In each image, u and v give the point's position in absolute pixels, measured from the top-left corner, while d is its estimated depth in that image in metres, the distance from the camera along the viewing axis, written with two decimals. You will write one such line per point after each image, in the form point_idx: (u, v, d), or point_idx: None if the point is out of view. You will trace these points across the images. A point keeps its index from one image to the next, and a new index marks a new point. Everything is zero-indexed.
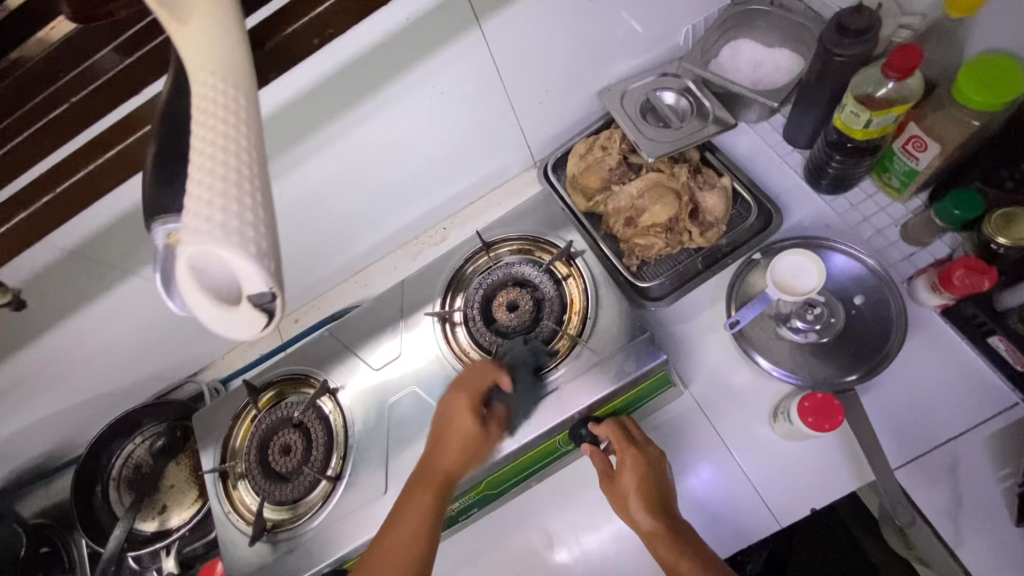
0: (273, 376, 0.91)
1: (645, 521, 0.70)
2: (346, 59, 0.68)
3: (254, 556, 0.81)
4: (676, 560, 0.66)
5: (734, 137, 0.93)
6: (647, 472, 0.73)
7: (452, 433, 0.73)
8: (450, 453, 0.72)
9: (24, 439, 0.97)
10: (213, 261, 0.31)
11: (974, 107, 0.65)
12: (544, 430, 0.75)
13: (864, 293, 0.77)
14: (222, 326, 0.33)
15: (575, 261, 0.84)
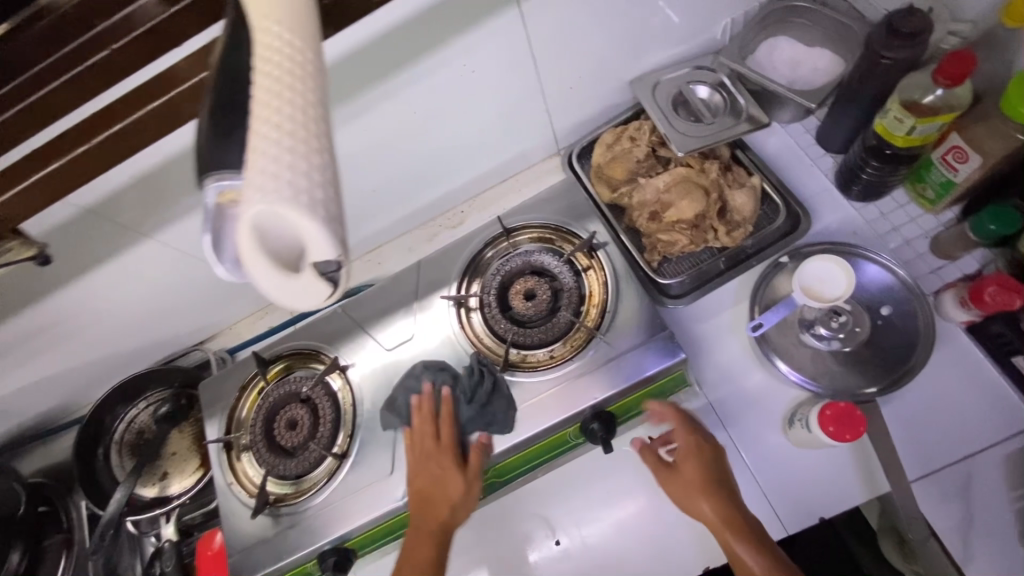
0: (282, 350, 0.90)
1: (706, 510, 0.70)
2: (377, 32, 0.66)
3: (255, 529, 0.81)
4: (750, 553, 0.66)
5: (765, 137, 0.91)
6: (708, 461, 0.72)
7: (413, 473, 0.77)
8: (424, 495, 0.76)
9: (27, 397, 0.97)
10: (275, 224, 0.30)
11: (1022, 121, 0.63)
12: (548, 425, 0.75)
13: (892, 304, 0.76)
14: (284, 294, 0.33)
15: (597, 253, 0.82)
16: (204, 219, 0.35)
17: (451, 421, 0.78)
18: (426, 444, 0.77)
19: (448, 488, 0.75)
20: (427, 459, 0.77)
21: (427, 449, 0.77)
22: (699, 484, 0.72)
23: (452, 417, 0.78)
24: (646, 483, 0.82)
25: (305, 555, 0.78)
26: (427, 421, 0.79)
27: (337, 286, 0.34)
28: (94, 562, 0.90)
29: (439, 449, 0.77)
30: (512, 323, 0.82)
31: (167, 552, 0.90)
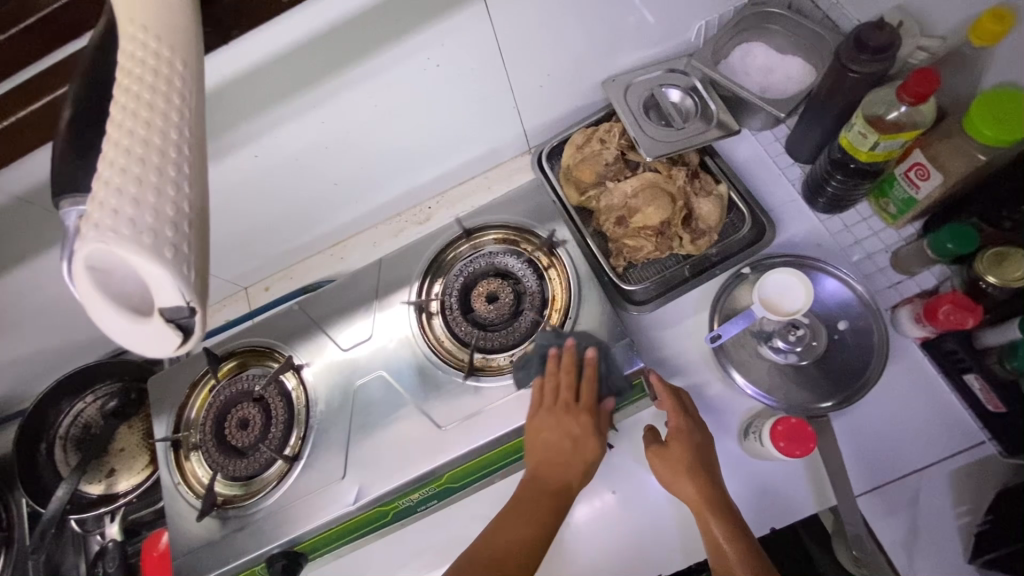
0: (236, 346, 0.88)
1: (690, 491, 0.70)
2: (312, 31, 0.63)
3: (201, 531, 0.79)
4: (724, 533, 0.66)
5: (735, 143, 0.91)
6: (693, 442, 0.72)
7: (544, 431, 0.72)
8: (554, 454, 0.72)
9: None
10: (114, 267, 0.32)
11: (984, 141, 0.63)
12: (497, 435, 0.74)
13: (848, 319, 0.76)
14: (131, 337, 0.34)
15: (557, 251, 0.81)
16: (64, 244, 0.35)
17: (595, 386, 0.73)
18: (568, 403, 0.73)
19: (584, 449, 0.73)
20: (568, 419, 0.72)
21: (565, 406, 0.73)
22: (683, 465, 0.71)
23: (596, 382, 0.74)
24: (604, 488, 0.80)
25: (253, 559, 0.76)
26: (569, 379, 0.73)
27: (189, 334, 0.35)
28: (33, 561, 0.87)
29: (579, 408, 0.73)
30: (473, 326, 0.80)
31: (110, 552, 0.87)
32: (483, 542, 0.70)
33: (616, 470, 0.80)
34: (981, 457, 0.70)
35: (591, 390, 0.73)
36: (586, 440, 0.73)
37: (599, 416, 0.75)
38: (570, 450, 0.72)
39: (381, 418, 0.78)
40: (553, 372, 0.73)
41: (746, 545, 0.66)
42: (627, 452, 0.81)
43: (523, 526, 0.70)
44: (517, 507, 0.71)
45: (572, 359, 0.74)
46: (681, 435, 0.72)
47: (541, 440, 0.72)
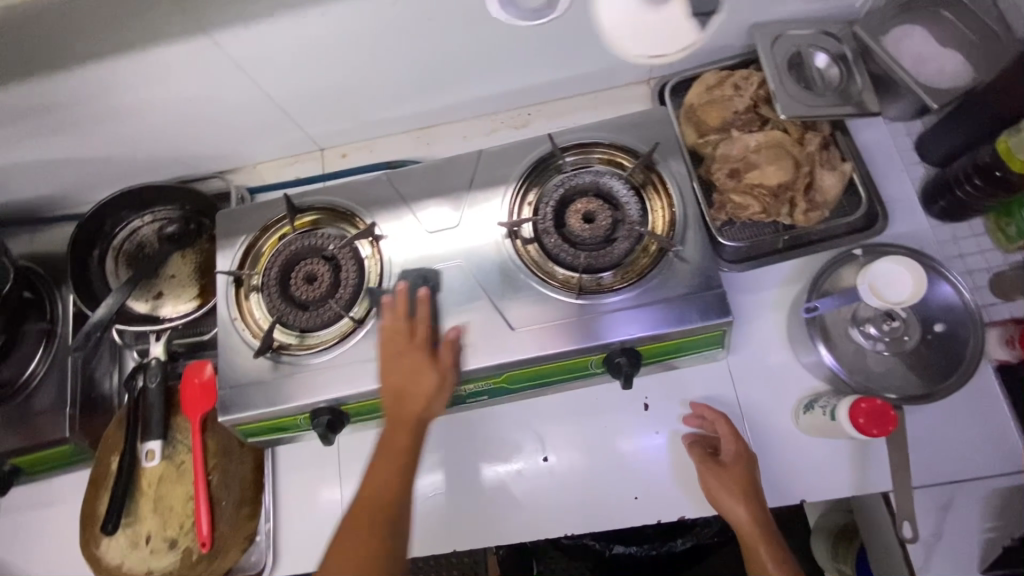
0: (317, 200, 0.86)
1: (742, 513, 0.70)
2: None
3: (252, 370, 0.79)
4: (772, 562, 0.67)
5: (864, 128, 0.87)
6: (746, 468, 0.73)
7: (393, 368, 0.74)
8: (406, 388, 0.73)
9: (38, 170, 0.93)
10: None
11: None
12: (565, 350, 0.73)
13: (946, 321, 0.69)
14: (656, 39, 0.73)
15: (655, 170, 0.79)
16: None
17: (424, 339, 0.74)
18: (414, 331, 0.75)
19: (419, 383, 0.73)
20: (416, 359, 0.73)
21: (403, 347, 0.74)
22: (737, 485, 0.72)
23: (432, 327, 0.76)
24: (649, 429, 0.81)
25: (298, 408, 0.77)
26: (401, 320, 0.76)
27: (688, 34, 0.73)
28: (72, 359, 0.86)
29: (417, 348, 0.74)
30: (563, 241, 0.78)
31: (154, 368, 0.85)
32: (357, 498, 0.73)
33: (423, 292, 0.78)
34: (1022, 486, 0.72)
35: (426, 324, 0.76)
36: (436, 385, 0.73)
37: (433, 349, 0.75)
38: (420, 394, 0.73)
39: (452, 305, 0.77)
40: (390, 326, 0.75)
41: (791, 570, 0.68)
42: (669, 402, 0.81)
43: (389, 470, 0.72)
44: (379, 459, 0.73)
45: (426, 307, 0.76)
46: (738, 457, 0.73)
47: (399, 375, 0.73)
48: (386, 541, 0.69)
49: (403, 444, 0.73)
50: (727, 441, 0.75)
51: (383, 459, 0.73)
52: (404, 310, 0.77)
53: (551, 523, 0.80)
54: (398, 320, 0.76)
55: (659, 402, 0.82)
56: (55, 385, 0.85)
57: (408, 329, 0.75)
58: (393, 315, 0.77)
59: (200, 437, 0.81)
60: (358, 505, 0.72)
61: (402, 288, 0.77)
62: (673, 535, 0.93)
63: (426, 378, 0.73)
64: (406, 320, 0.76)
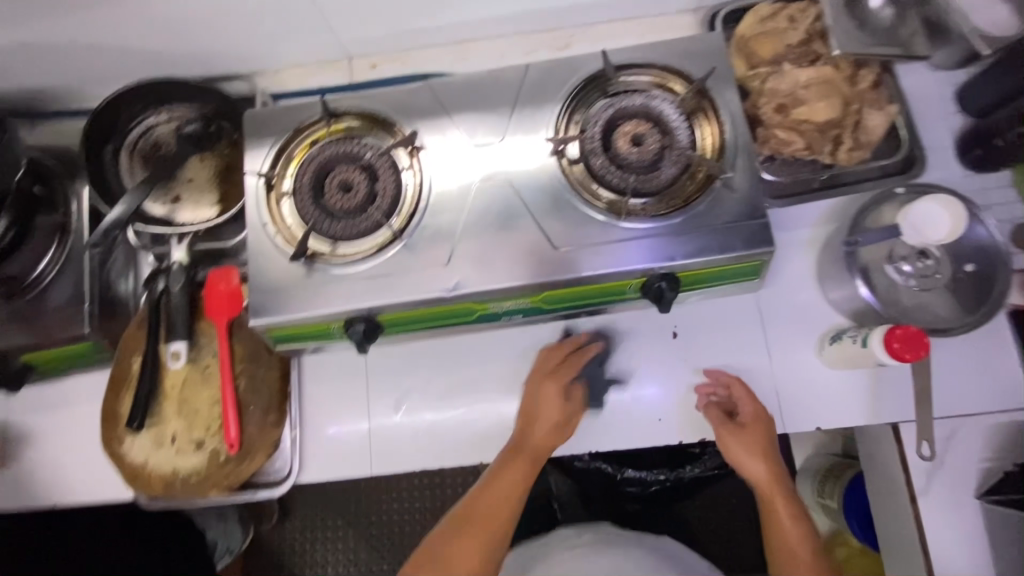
0: (354, 106, 0.82)
1: (760, 472, 0.75)
2: None
3: (285, 276, 0.77)
4: (789, 521, 0.73)
5: (907, 74, 0.87)
6: (765, 431, 0.76)
7: (533, 397, 0.79)
8: (540, 422, 0.77)
9: (48, 55, 0.86)
10: None
11: None
12: (609, 272, 0.74)
13: (976, 262, 0.71)
14: None
15: (707, 98, 0.78)
16: None
17: (569, 376, 0.80)
18: (564, 369, 0.81)
19: (552, 413, 0.78)
20: (554, 393, 0.78)
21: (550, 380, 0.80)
22: (759, 445, 0.76)
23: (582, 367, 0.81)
24: (676, 356, 0.83)
25: (333, 315, 0.76)
26: (558, 357, 0.81)
27: None
28: (89, 256, 0.83)
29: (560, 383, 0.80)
30: (610, 163, 0.77)
31: (177, 272, 0.81)
32: (457, 506, 0.74)
33: (476, 213, 0.77)
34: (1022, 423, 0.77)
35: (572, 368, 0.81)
36: (565, 415, 0.78)
37: (573, 392, 0.80)
38: (541, 421, 0.77)
39: (495, 221, 0.76)
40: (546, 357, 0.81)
41: (808, 528, 0.73)
42: (696, 332, 0.83)
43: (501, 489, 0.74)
44: (493, 479, 0.75)
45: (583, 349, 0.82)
46: (757, 419, 0.76)
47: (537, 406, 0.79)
48: (490, 552, 0.71)
49: (522, 468, 0.75)
50: (746, 404, 0.77)
51: (500, 479, 0.74)
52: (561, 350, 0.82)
53: (576, 441, 0.83)
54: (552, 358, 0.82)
55: (689, 331, 0.84)
56: (72, 283, 0.82)
57: (559, 368, 0.81)
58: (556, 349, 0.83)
59: (226, 341, 0.79)
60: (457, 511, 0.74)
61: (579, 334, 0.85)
62: (682, 462, 0.99)
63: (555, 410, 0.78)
64: (558, 359, 0.81)
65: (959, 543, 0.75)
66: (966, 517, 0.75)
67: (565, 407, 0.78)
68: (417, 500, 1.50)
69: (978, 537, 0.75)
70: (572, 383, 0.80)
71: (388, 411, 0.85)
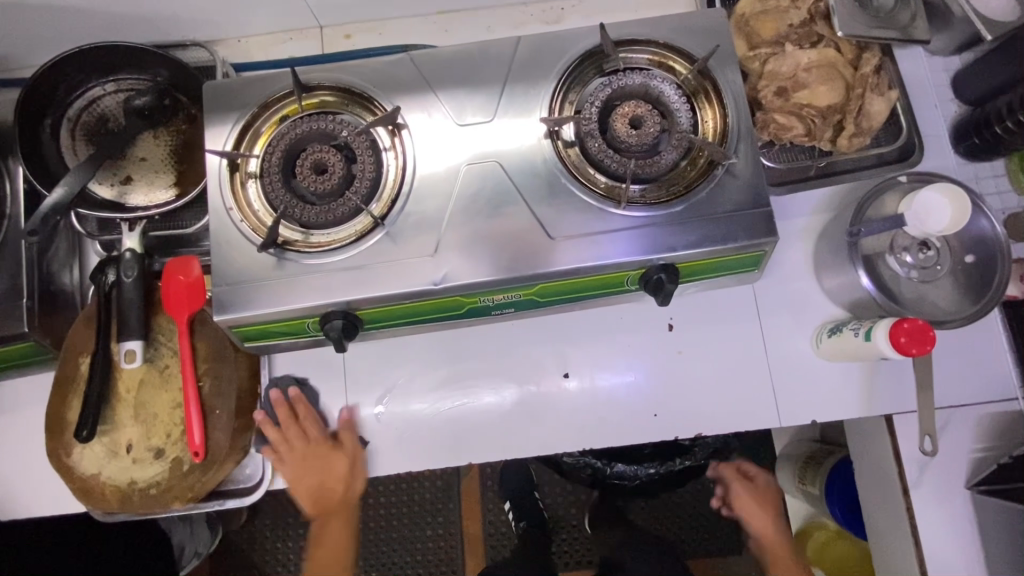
0: (328, 79, 0.75)
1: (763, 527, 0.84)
2: None
3: (253, 267, 0.70)
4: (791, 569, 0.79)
5: (905, 59, 0.85)
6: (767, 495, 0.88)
7: (298, 474, 0.76)
8: (329, 484, 0.76)
9: None
10: None
11: None
12: (606, 263, 0.70)
13: (976, 253, 0.70)
14: None
15: (709, 77, 0.73)
16: None
17: (310, 430, 0.76)
18: (310, 424, 0.76)
19: (330, 468, 0.76)
20: (319, 448, 0.76)
21: (299, 449, 0.76)
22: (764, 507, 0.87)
23: (319, 414, 0.78)
24: (671, 349, 0.80)
25: (307, 309, 0.70)
26: (292, 423, 0.76)
27: None
28: (26, 245, 0.73)
29: (313, 440, 0.76)
30: (608, 147, 0.72)
31: (128, 261, 0.72)
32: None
33: (461, 198, 0.71)
34: (1010, 413, 0.77)
35: (311, 421, 0.77)
36: (345, 464, 0.77)
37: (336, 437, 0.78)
38: (335, 483, 0.77)
39: (482, 207, 0.71)
40: (280, 428, 0.75)
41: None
42: (690, 326, 0.80)
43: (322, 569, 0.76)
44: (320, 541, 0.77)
45: (302, 406, 0.77)
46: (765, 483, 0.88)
47: (309, 471, 0.76)
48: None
49: (340, 520, 0.77)
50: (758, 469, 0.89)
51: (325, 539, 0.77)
52: (286, 412, 0.76)
53: (568, 438, 0.80)
54: (287, 423, 0.76)
55: (684, 323, 0.80)
56: (5, 274, 0.73)
57: (304, 427, 0.76)
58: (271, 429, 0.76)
59: (188, 339, 0.72)
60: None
61: (274, 394, 0.76)
62: (672, 455, 0.97)
63: (337, 468, 0.77)
64: (291, 422, 0.76)
65: (947, 532, 0.75)
66: (956, 506, 0.76)
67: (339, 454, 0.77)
68: (398, 517, 1.39)
69: (965, 526, 0.75)
70: (322, 429, 0.77)
71: (365, 408, 0.80)
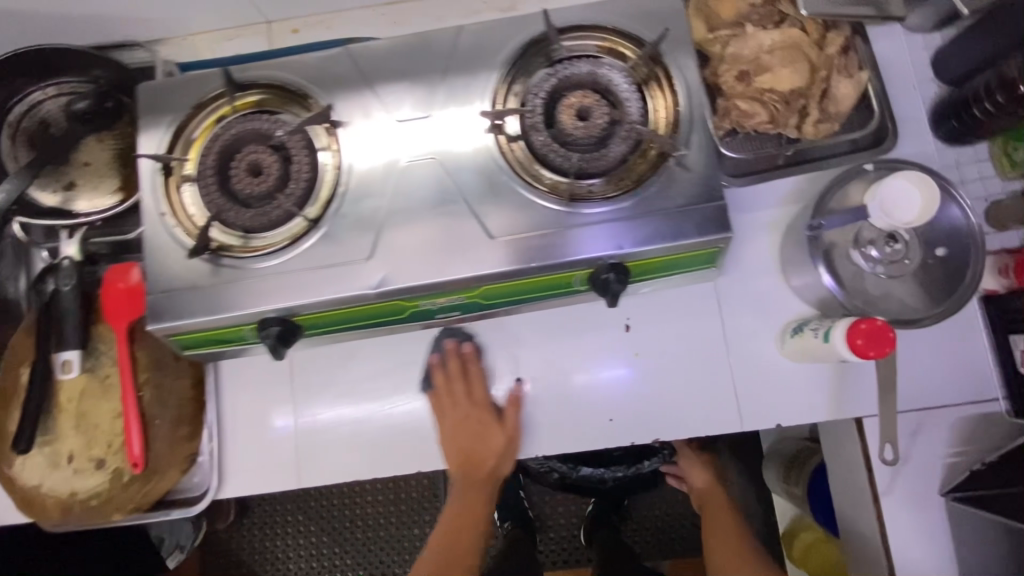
0: (261, 76, 0.72)
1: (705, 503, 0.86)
2: None
3: (186, 273, 0.68)
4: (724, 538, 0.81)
5: (881, 38, 0.80)
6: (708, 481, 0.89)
7: (456, 436, 0.77)
8: (482, 456, 0.77)
9: None
10: None
11: None
12: (549, 264, 0.66)
13: (948, 245, 0.66)
14: None
15: (661, 62, 0.69)
16: None
17: (479, 393, 0.77)
18: (477, 392, 0.76)
19: (487, 442, 0.77)
20: (482, 417, 0.76)
21: (463, 411, 0.76)
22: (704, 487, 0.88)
23: (487, 381, 0.77)
24: (628, 351, 0.77)
25: (243, 317, 0.68)
26: (457, 381, 0.76)
27: None
28: None
29: (473, 407, 0.76)
30: (555, 140, 0.68)
31: (66, 269, 0.71)
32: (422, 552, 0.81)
33: (400, 200, 0.68)
34: (990, 415, 0.73)
35: (481, 383, 0.77)
36: (505, 443, 0.76)
37: (500, 411, 0.77)
38: (490, 455, 0.77)
39: (422, 208, 0.68)
40: (448, 385, 0.76)
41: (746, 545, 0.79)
42: (648, 326, 0.77)
43: (470, 510, 0.81)
44: (460, 502, 0.81)
45: (475, 365, 0.77)
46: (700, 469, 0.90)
47: (468, 438, 0.76)
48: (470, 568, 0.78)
49: (480, 488, 0.80)
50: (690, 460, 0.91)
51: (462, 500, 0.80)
52: (456, 372, 0.77)
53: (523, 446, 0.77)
54: (453, 383, 0.76)
55: (642, 323, 0.77)
56: None
57: (471, 391, 0.76)
58: (442, 377, 0.77)
59: (127, 347, 0.70)
60: (445, 531, 0.81)
61: (450, 348, 0.77)
62: (641, 458, 0.96)
63: (494, 443, 0.77)
64: (456, 380, 0.76)
65: (920, 540, 0.72)
66: (928, 514, 0.72)
67: (496, 429, 0.76)
68: (386, 515, 1.43)
69: (939, 534, 0.71)
70: (486, 397, 0.77)
71: (500, 390, 0.78)
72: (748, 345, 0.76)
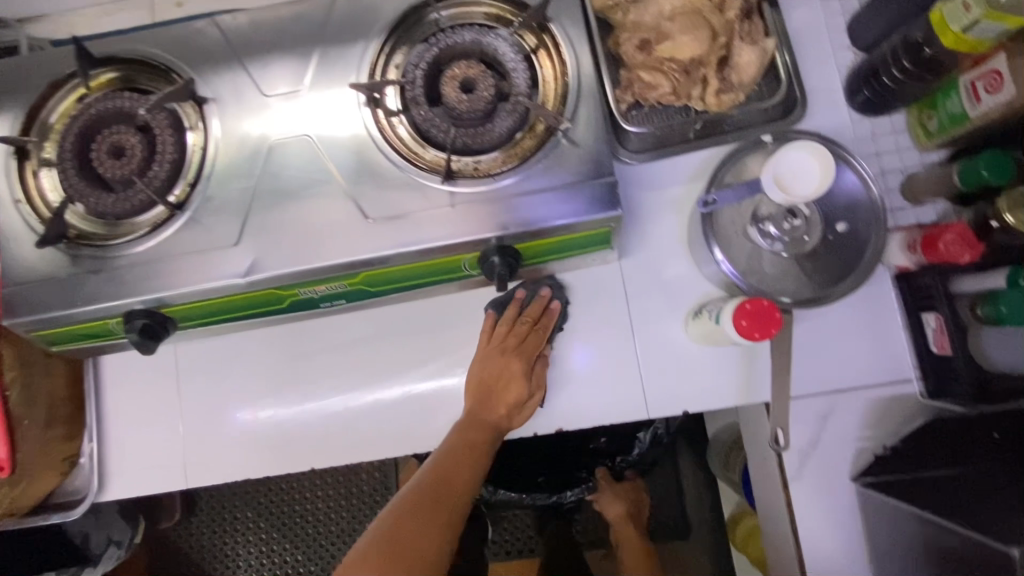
0: (122, 51, 0.67)
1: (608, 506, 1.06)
2: None
3: (40, 264, 0.63)
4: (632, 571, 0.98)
5: (794, 4, 0.76)
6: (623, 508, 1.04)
7: (485, 373, 0.66)
8: (500, 403, 0.66)
9: None
10: None
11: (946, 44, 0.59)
12: (428, 248, 0.62)
13: (848, 221, 0.64)
14: None
15: (550, 29, 0.65)
16: None
17: (538, 342, 0.68)
18: (535, 339, 0.68)
19: (514, 388, 0.66)
20: (523, 358, 0.66)
21: (506, 351, 0.67)
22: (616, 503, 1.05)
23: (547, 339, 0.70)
24: None
25: (104, 311, 0.63)
26: (519, 324, 0.68)
27: None
28: None
29: (518, 349, 0.67)
30: (436, 114, 0.64)
31: None
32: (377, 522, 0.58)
33: (274, 180, 0.63)
34: (902, 397, 0.70)
35: (544, 336, 0.69)
36: (527, 395, 0.66)
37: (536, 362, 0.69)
38: (506, 402, 0.66)
39: (297, 188, 0.63)
40: (517, 325, 0.68)
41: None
42: None
43: (464, 463, 0.63)
44: (446, 455, 0.63)
45: (550, 319, 0.69)
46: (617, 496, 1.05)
47: (495, 378, 0.66)
48: (444, 538, 0.58)
49: (478, 443, 0.64)
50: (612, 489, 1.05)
51: (454, 454, 0.63)
52: (528, 316, 0.69)
53: (424, 439, 0.73)
54: (518, 324, 0.68)
55: None
56: None
57: (525, 334, 0.68)
58: (513, 314, 0.69)
59: None
60: (422, 484, 0.61)
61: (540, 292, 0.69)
62: None
63: (517, 388, 0.66)
64: (523, 324, 0.68)
65: (831, 527, 0.69)
66: (838, 500, 0.69)
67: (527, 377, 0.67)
68: (337, 509, 1.39)
69: (849, 521, 0.69)
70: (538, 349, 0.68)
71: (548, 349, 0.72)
72: (655, 330, 0.72)
